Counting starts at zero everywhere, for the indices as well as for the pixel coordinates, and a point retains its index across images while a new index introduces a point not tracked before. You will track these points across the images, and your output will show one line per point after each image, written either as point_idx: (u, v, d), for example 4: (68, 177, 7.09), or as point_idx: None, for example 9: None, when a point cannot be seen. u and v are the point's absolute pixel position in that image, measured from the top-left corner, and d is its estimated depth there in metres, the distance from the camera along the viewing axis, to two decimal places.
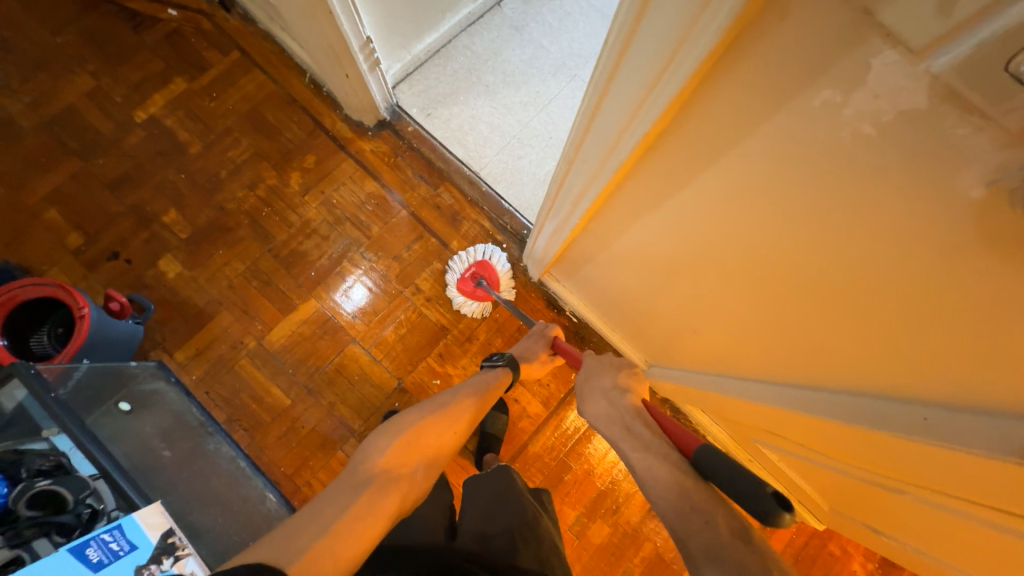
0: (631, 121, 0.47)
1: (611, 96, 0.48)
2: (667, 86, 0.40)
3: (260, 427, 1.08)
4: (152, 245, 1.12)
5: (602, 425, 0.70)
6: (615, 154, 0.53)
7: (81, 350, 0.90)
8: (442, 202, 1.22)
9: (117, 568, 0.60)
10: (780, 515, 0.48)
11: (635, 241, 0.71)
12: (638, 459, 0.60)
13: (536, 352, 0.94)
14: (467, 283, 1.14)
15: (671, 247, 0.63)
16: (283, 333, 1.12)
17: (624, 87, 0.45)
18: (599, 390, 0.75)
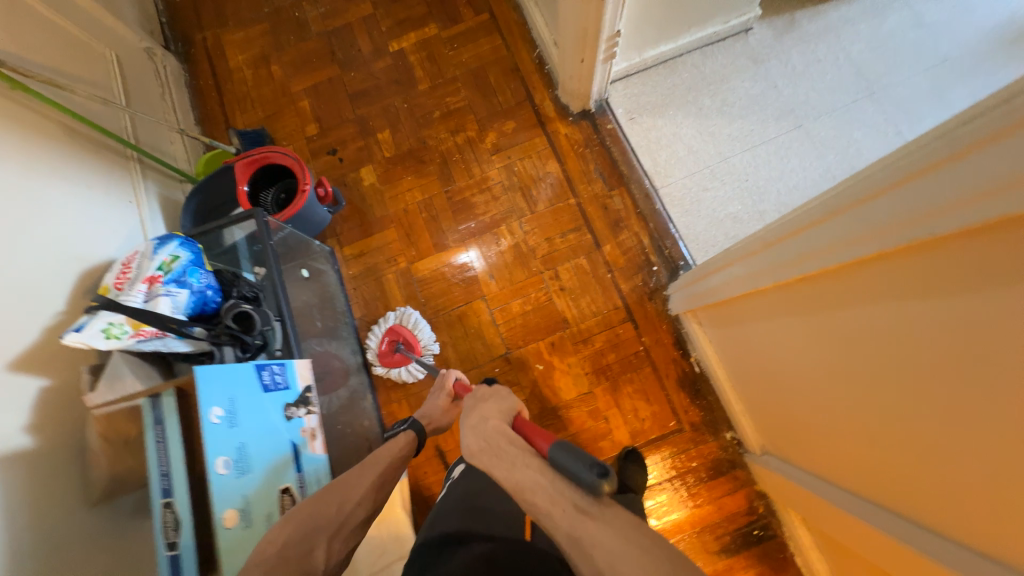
0: (922, 218, 0.41)
1: (908, 185, 0.42)
2: (1008, 200, 0.33)
3: (380, 336, 1.20)
4: (362, 154, 1.30)
5: (473, 458, 0.56)
6: (872, 242, 0.47)
7: (291, 217, 1.07)
8: (611, 204, 1.21)
9: (274, 397, 0.70)
10: (599, 485, 0.46)
11: (837, 321, 0.62)
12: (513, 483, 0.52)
13: (437, 404, 0.88)
14: (386, 352, 1.15)
15: (893, 345, 0.54)
16: (429, 266, 1.22)
17: (936, 183, 0.39)
18: (468, 437, 0.58)
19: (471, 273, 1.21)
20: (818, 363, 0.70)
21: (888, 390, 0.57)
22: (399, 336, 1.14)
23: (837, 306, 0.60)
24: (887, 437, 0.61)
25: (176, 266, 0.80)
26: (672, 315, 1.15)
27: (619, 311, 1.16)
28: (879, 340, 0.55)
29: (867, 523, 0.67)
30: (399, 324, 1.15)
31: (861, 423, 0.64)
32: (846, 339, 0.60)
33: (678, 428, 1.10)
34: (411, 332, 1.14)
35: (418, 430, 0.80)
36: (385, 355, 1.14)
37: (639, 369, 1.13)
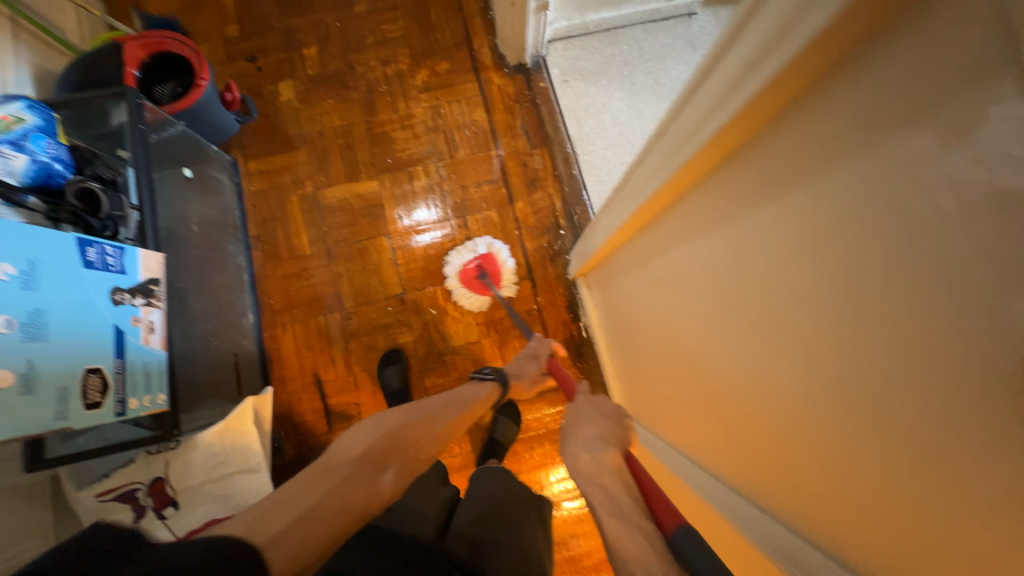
0: (692, 137, 0.43)
1: (686, 107, 0.44)
2: (732, 102, 0.36)
3: (274, 258, 1.15)
4: (283, 67, 1.22)
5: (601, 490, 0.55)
6: (669, 170, 0.50)
7: (182, 111, 1.00)
8: (531, 163, 1.21)
9: (99, 277, 0.65)
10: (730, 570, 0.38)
11: (669, 272, 0.65)
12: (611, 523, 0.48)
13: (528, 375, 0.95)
14: (468, 275, 1.15)
15: (697, 293, 0.57)
16: (337, 195, 1.18)
17: (700, 100, 0.41)
18: (585, 437, 0.64)
19: (379, 208, 1.18)
20: (660, 318, 0.74)
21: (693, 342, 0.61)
22: (489, 263, 1.14)
23: (669, 257, 0.63)
24: (693, 389, 0.65)
25: (18, 129, 0.73)
26: (570, 280, 1.18)
27: (520, 268, 1.18)
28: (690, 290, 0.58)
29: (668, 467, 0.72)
30: (491, 253, 1.16)
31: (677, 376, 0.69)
32: (679, 292, 0.63)
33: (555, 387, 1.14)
34: (500, 263, 1.16)
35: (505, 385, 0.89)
36: (467, 274, 1.14)
37: (529, 326, 1.16)
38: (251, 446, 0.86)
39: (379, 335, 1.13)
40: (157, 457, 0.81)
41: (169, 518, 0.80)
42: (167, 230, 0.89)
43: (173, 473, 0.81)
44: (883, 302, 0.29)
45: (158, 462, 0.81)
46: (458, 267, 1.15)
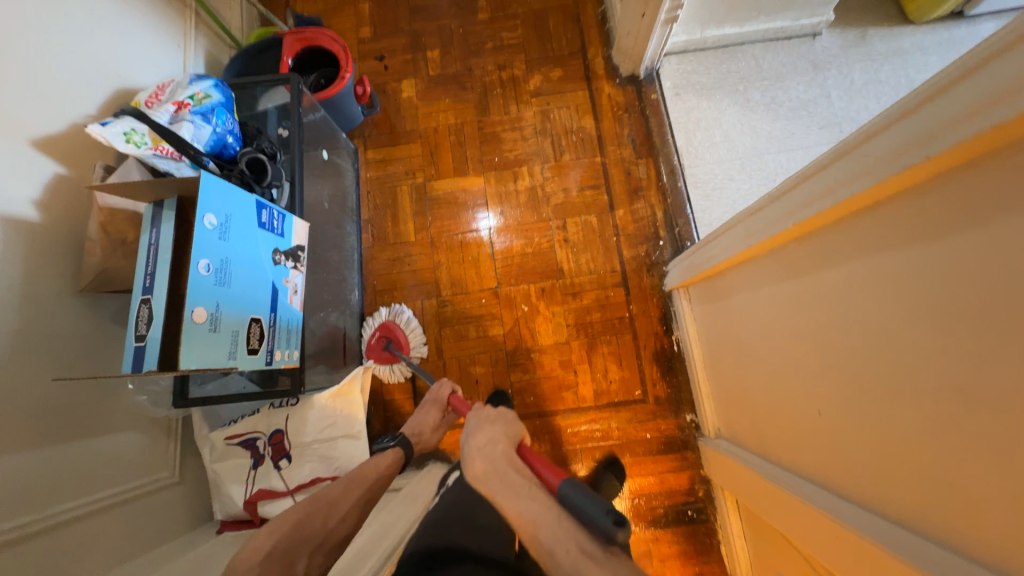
0: (902, 154, 0.41)
1: (897, 125, 0.41)
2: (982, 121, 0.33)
3: (381, 241, 1.22)
4: (407, 67, 1.31)
5: (481, 478, 0.63)
6: (855, 186, 0.47)
7: (324, 99, 1.08)
8: (635, 172, 1.21)
9: (267, 237, 0.72)
10: (616, 532, 0.52)
11: (814, 288, 0.61)
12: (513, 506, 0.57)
13: (430, 419, 0.96)
14: (375, 347, 1.12)
15: (855, 311, 0.53)
16: (445, 188, 1.24)
17: (923, 116, 0.38)
18: (473, 443, 0.69)
19: (482, 204, 1.22)
20: (785, 336, 0.70)
21: (841, 363, 0.57)
22: (388, 333, 1.13)
23: (820, 270, 0.59)
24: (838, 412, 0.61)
25: (207, 103, 0.83)
26: (667, 292, 1.16)
27: (615, 275, 1.17)
28: (846, 310, 0.55)
29: (790, 490, 0.68)
30: (389, 321, 1.15)
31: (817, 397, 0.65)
32: (821, 307, 0.60)
33: (643, 399, 1.12)
34: (401, 330, 1.14)
35: (406, 445, 0.89)
36: (372, 349, 1.12)
37: (619, 334, 1.15)
38: (357, 414, 0.92)
39: (470, 326, 1.17)
40: (279, 411, 0.86)
41: (283, 470, 0.85)
42: (306, 204, 0.97)
43: (291, 428, 0.86)
44: None
45: (280, 416, 0.86)
46: (375, 323, 1.14)
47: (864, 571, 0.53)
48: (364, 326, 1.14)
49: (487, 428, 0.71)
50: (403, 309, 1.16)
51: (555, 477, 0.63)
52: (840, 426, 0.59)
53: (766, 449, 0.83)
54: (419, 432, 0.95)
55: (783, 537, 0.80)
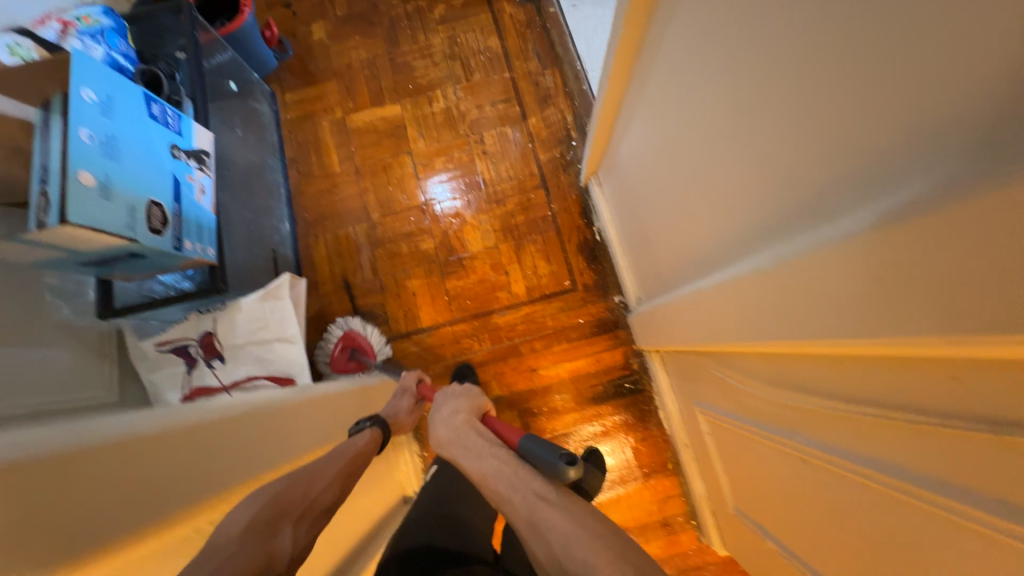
0: None
1: None
2: None
3: (308, 176, 1.25)
4: (315, 10, 1.35)
5: (444, 446, 0.74)
6: None
7: (229, 33, 1.11)
8: (542, 81, 1.27)
9: (161, 131, 0.75)
10: (565, 469, 0.58)
11: (662, 86, 0.67)
12: (473, 463, 0.67)
13: (407, 408, 0.92)
14: (339, 359, 1.10)
15: (684, 84, 0.60)
16: (365, 119, 1.28)
17: None
18: (446, 413, 0.79)
19: (402, 129, 1.27)
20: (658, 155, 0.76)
21: (693, 146, 0.62)
22: (352, 342, 1.10)
23: (663, 61, 0.65)
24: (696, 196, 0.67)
25: (97, 27, 0.85)
26: (585, 188, 1.22)
27: (534, 179, 1.23)
28: (685, 93, 0.61)
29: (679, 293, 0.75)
30: (352, 330, 1.12)
31: (685, 197, 0.70)
32: (670, 102, 0.66)
33: (573, 288, 1.18)
34: (365, 337, 1.12)
35: (383, 427, 0.81)
36: (337, 361, 1.10)
37: (543, 231, 1.20)
38: (289, 318, 0.95)
39: (402, 243, 1.21)
40: (207, 315, 0.90)
41: (217, 369, 0.89)
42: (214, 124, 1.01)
43: (220, 330, 0.90)
44: None
45: (208, 320, 0.90)
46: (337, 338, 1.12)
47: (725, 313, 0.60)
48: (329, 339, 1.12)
49: (457, 403, 0.80)
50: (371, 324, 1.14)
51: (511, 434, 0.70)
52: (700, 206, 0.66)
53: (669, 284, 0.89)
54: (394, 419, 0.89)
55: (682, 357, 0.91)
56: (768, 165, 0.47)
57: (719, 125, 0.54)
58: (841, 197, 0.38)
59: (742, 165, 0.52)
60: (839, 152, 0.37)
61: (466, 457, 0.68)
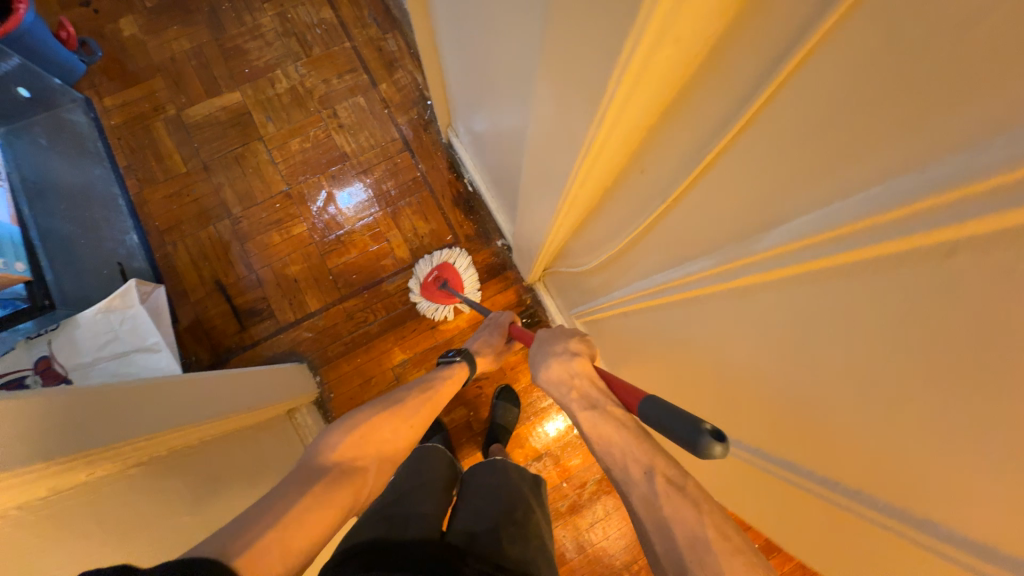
0: None
1: None
2: None
3: (151, 182, 1.16)
4: (120, 5, 1.23)
5: (550, 386, 0.68)
6: None
7: (7, 35, 0.98)
8: (385, 47, 1.26)
9: None
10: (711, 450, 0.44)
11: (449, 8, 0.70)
12: (587, 417, 0.60)
13: (492, 344, 0.92)
14: (430, 285, 1.14)
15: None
16: (202, 112, 1.20)
17: None
18: (549, 353, 0.70)
19: (248, 116, 1.21)
20: (472, 82, 0.79)
21: (481, 53, 0.65)
22: (447, 274, 1.14)
23: None
24: (500, 110, 0.71)
25: None
26: (449, 144, 1.24)
27: (397, 143, 1.23)
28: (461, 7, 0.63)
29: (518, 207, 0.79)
30: (446, 262, 1.16)
31: (496, 111, 0.73)
32: (458, 23, 0.69)
33: (456, 241, 1.20)
34: (458, 272, 1.16)
35: (472, 362, 0.86)
36: (428, 288, 1.13)
37: (416, 193, 1.21)
38: (145, 326, 0.89)
39: (272, 232, 1.16)
40: (39, 340, 0.82)
41: None
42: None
43: (58, 352, 0.82)
44: None
45: (41, 344, 0.82)
46: (418, 280, 1.15)
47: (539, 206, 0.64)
48: (416, 269, 1.15)
49: (566, 340, 0.71)
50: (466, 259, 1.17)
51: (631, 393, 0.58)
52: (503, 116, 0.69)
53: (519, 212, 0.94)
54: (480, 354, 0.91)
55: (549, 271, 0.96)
56: (512, 45, 0.51)
57: (485, 25, 0.58)
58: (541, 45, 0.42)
59: (504, 56, 0.55)
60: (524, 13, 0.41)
61: (574, 402, 0.63)
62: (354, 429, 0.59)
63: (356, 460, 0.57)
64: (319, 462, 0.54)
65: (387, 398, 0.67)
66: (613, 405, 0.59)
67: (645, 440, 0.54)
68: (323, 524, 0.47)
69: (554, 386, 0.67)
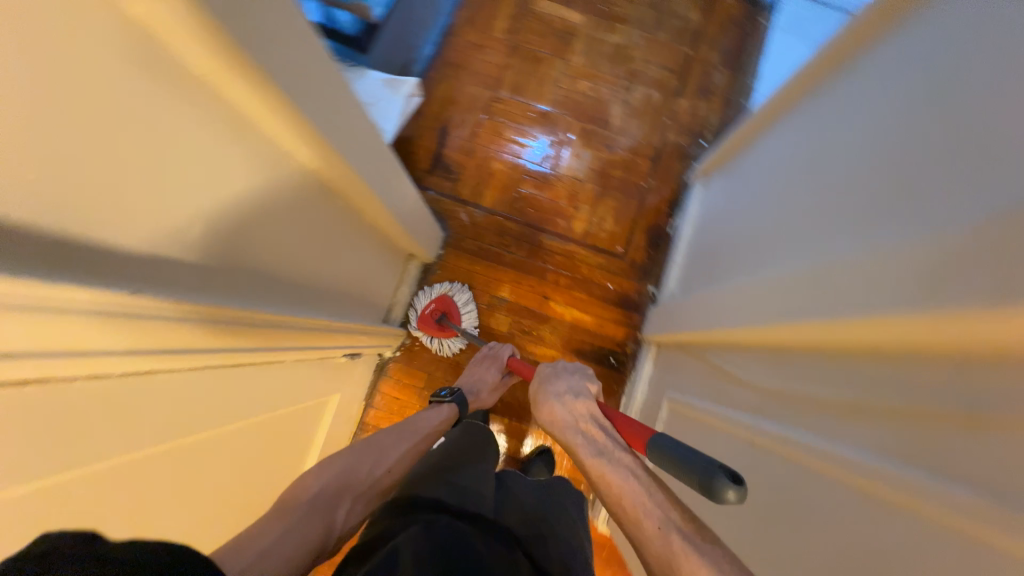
0: (879, 50, 0.64)
1: (882, 39, 0.65)
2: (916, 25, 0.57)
3: (471, 23, 1.29)
4: None
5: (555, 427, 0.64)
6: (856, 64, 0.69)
7: None
8: (712, 76, 1.29)
9: None
10: (727, 490, 0.43)
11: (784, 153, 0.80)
12: (592, 465, 0.55)
13: (488, 383, 0.97)
14: (428, 319, 1.13)
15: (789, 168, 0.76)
16: (546, 9, 1.31)
17: (890, 36, 0.63)
18: (555, 394, 0.68)
19: (574, 37, 1.30)
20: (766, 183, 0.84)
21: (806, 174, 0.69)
22: (445, 307, 1.14)
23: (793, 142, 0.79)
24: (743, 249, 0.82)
25: None
26: (687, 185, 1.26)
27: (649, 150, 1.26)
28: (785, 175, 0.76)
29: (703, 299, 0.86)
30: (447, 296, 1.16)
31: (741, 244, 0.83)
32: (776, 173, 0.80)
33: (620, 255, 1.22)
34: (456, 306, 1.16)
35: (462, 403, 0.89)
36: (427, 323, 1.13)
37: (628, 195, 1.25)
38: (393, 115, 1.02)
39: (510, 128, 1.26)
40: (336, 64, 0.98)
41: None
42: None
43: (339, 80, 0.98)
44: (909, 118, 0.51)
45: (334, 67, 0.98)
46: (418, 310, 1.14)
47: (728, 322, 0.72)
48: (416, 301, 1.15)
49: (571, 376, 0.70)
50: (465, 287, 1.18)
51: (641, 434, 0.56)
52: (743, 253, 0.80)
53: (694, 291, 0.98)
54: (477, 391, 0.96)
55: (684, 349, 0.95)
56: (851, 199, 0.55)
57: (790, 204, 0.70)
58: (882, 243, 0.46)
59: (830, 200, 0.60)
60: (834, 244, 0.55)
61: (579, 446, 0.59)
62: (332, 464, 0.59)
63: (334, 494, 0.56)
64: (302, 497, 0.53)
65: (374, 444, 0.65)
66: (620, 450, 0.55)
67: (603, 462, 0.54)
68: (303, 550, 0.47)
69: (559, 429, 0.63)
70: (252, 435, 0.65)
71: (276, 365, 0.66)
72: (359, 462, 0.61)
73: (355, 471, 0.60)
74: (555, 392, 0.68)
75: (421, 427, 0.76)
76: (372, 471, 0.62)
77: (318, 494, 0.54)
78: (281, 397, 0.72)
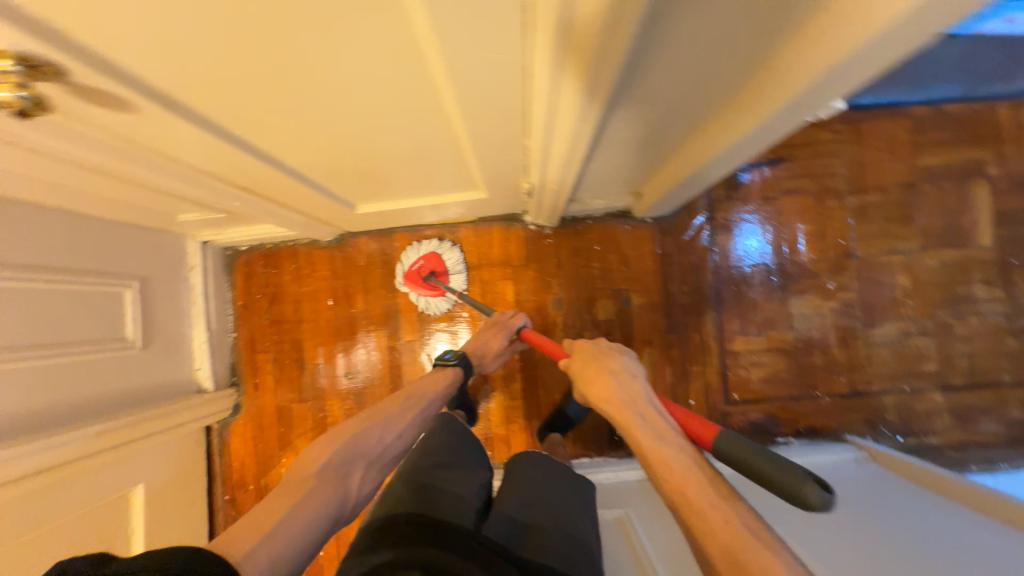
0: None
1: None
2: None
3: (918, 129, 1.09)
4: None
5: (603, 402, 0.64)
6: None
7: None
8: (986, 418, 1.06)
9: None
10: (823, 500, 0.47)
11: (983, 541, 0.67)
12: (665, 447, 0.54)
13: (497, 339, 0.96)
14: (415, 276, 1.09)
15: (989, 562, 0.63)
16: (978, 200, 1.08)
17: None
18: (608, 367, 0.67)
19: (957, 245, 1.08)
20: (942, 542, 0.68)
21: None
22: (432, 263, 1.09)
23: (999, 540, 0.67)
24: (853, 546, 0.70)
25: None
26: (837, 436, 1.09)
27: (857, 382, 1.09)
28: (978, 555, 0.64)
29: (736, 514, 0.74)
30: (434, 252, 1.10)
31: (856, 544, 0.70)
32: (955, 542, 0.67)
33: (727, 397, 1.11)
34: (445, 262, 1.10)
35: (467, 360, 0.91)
36: (410, 276, 1.09)
37: (794, 379, 1.11)
38: None
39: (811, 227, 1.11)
40: None
41: None
42: None
43: None
44: None
45: None
46: (403, 267, 1.10)
47: None
48: (404, 257, 1.10)
49: (616, 357, 0.69)
50: (452, 244, 1.10)
51: (704, 429, 0.57)
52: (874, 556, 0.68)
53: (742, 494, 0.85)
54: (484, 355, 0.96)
55: None
56: None
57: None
58: None
59: None
60: None
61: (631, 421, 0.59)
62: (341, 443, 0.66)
63: (341, 470, 0.63)
64: (310, 471, 0.61)
65: (382, 419, 0.73)
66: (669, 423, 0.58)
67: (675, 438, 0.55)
68: (312, 527, 0.54)
69: (609, 403, 0.62)
70: (449, 131, 0.59)
71: (528, 134, 0.60)
72: (364, 433, 0.70)
73: (366, 443, 0.69)
74: (600, 364, 0.68)
75: (431, 391, 0.84)
76: (382, 447, 0.71)
77: (323, 479, 0.60)
78: (486, 153, 0.67)
